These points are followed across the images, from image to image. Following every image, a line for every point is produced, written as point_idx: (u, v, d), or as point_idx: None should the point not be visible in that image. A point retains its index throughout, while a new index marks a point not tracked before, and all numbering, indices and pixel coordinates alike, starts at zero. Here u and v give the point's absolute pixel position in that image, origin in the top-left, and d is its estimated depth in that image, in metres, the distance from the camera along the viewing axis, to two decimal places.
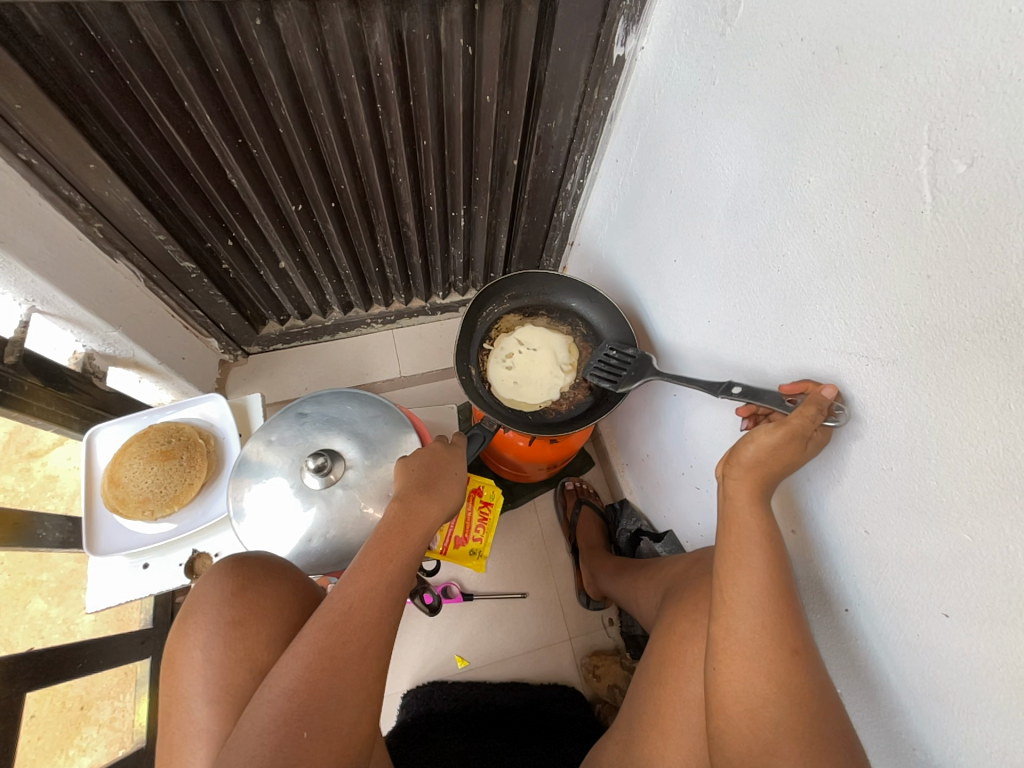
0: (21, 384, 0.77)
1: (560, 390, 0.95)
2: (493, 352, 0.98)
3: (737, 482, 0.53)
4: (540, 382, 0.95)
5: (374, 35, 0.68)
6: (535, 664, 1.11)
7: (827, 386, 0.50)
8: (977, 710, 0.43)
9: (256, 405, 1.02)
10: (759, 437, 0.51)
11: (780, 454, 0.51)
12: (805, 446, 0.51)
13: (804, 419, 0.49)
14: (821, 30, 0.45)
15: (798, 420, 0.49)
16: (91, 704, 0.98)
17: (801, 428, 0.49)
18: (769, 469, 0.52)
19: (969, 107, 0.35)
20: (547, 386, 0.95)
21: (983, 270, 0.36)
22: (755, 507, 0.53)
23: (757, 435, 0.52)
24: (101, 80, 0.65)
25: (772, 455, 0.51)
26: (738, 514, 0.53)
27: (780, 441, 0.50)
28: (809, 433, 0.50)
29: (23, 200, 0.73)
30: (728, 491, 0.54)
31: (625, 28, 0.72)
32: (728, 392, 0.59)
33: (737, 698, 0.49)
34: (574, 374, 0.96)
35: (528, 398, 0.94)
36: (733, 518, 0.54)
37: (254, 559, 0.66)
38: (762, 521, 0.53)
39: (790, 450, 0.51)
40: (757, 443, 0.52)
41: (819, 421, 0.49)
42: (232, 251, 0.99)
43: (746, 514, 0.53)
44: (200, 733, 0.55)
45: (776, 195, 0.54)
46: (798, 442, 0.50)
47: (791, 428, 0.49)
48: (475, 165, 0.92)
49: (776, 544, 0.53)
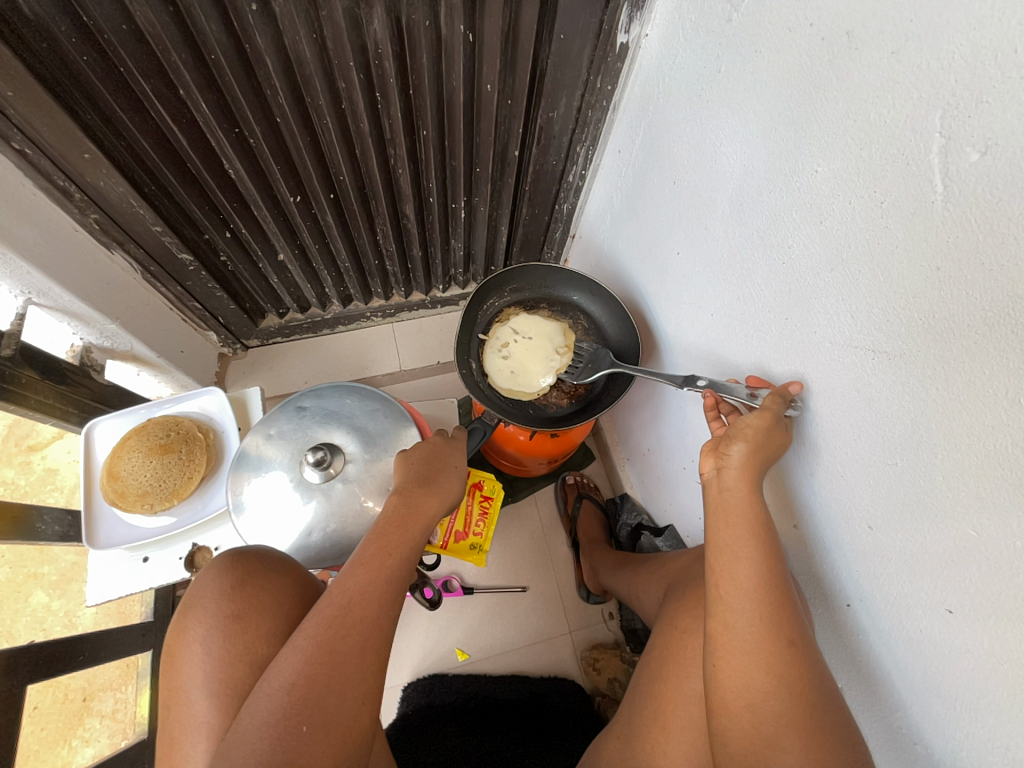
0: (18, 377, 0.76)
1: (556, 375, 0.93)
2: (488, 342, 0.97)
3: (734, 477, 0.54)
4: (537, 368, 0.94)
5: (372, 22, 0.67)
6: (535, 657, 1.11)
7: (793, 383, 0.56)
8: (979, 706, 0.43)
9: (255, 399, 1.01)
10: (750, 424, 0.53)
11: (772, 439, 0.54)
12: (786, 431, 0.55)
13: (776, 404, 0.54)
14: (831, 15, 0.44)
15: (772, 405, 0.54)
16: (93, 696, 0.99)
17: (775, 413, 0.54)
18: (764, 456, 0.54)
19: (985, 93, 0.34)
20: (544, 372, 0.93)
21: (995, 261, 0.35)
22: (752, 499, 0.53)
23: (748, 422, 0.54)
24: (94, 67, 0.64)
25: (765, 440, 0.53)
26: (732, 506, 0.53)
27: (768, 426, 0.53)
28: (783, 419, 0.55)
29: (17, 191, 0.72)
30: (723, 486, 0.54)
31: (629, 14, 0.70)
32: (693, 383, 0.65)
33: (737, 693, 0.49)
34: (569, 356, 0.94)
35: (526, 386, 0.94)
36: (727, 510, 0.53)
37: (253, 552, 0.65)
38: (760, 512, 0.53)
39: (779, 435, 0.54)
40: (751, 429, 0.53)
41: (785, 408, 0.55)
42: (230, 243, 0.99)
43: (739, 509, 0.53)
44: (201, 727, 0.55)
45: (782, 185, 0.53)
46: (779, 428, 0.54)
47: (771, 413, 0.54)
48: (476, 156, 0.91)
49: (772, 538, 0.53)
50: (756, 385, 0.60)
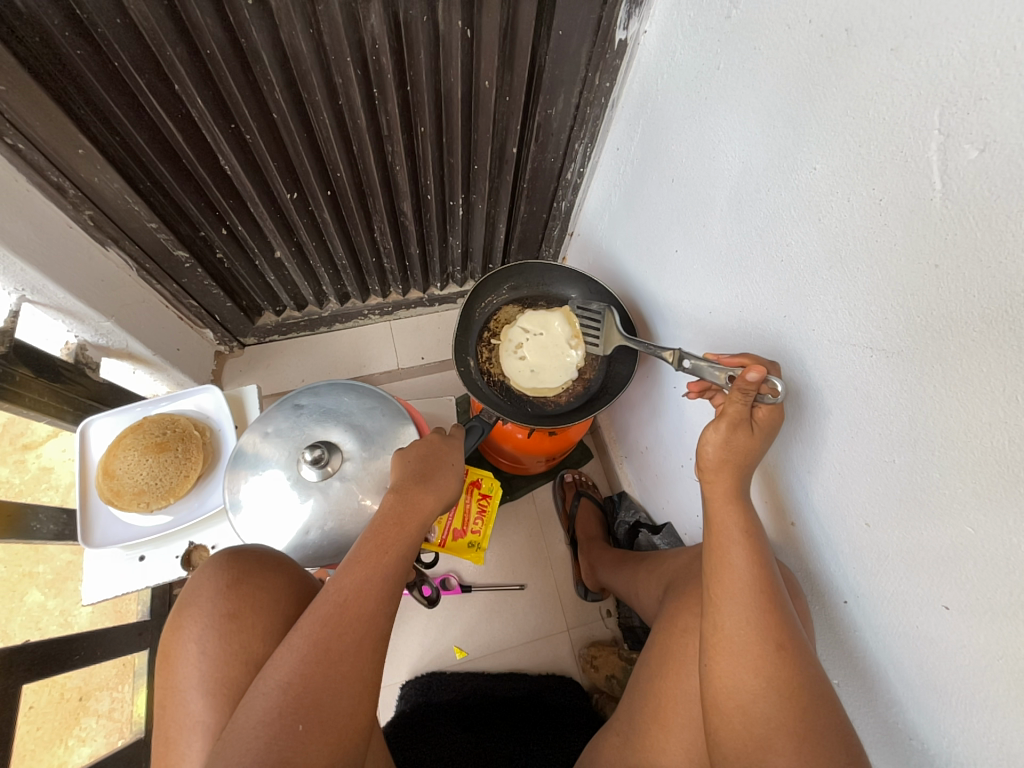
0: (12, 375, 0.75)
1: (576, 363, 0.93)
2: (502, 346, 0.96)
3: (716, 479, 0.55)
4: (554, 363, 0.92)
5: (370, 17, 0.66)
6: (534, 655, 1.11)
7: (749, 372, 0.50)
8: (974, 701, 0.43)
9: (252, 397, 1.00)
10: (708, 441, 0.54)
11: (734, 447, 0.54)
12: (751, 429, 0.54)
13: (736, 407, 0.52)
14: (830, 12, 0.44)
15: (732, 409, 0.53)
16: (89, 696, 0.98)
17: (737, 417, 0.53)
18: (734, 463, 0.55)
19: (984, 90, 0.34)
20: (561, 367, 0.93)
21: (993, 259, 0.35)
22: (732, 501, 0.55)
23: (707, 435, 0.55)
24: (87, 62, 0.63)
25: (730, 451, 0.54)
26: (717, 510, 0.55)
27: (728, 433, 0.54)
28: (748, 417, 0.54)
29: (11, 186, 0.72)
30: (707, 490, 0.56)
31: (628, 11, 0.70)
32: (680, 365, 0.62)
33: (728, 693, 0.50)
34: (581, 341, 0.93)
35: (548, 382, 0.93)
36: (714, 516, 0.55)
37: (249, 551, 0.65)
38: (744, 513, 0.55)
39: (742, 441, 0.54)
40: (711, 442, 0.54)
41: (751, 402, 0.52)
42: (226, 240, 0.98)
43: (723, 510, 0.55)
44: (196, 726, 0.55)
45: (781, 183, 0.53)
46: (745, 428, 0.54)
47: (731, 419, 0.53)
48: (474, 153, 0.91)
49: (757, 539, 0.54)
50: (733, 364, 0.56)
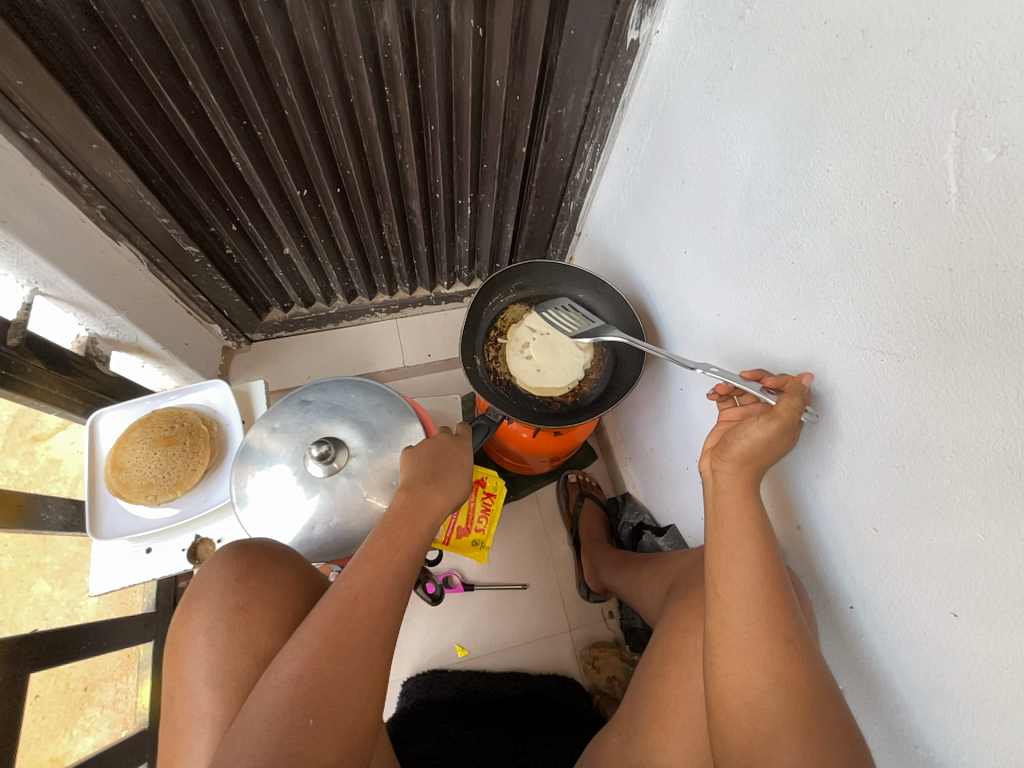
0: (24, 366, 0.76)
1: (583, 366, 0.95)
2: (508, 344, 0.97)
3: (729, 477, 0.55)
4: (560, 364, 0.94)
5: (383, 15, 0.66)
6: (536, 654, 1.11)
7: (805, 376, 0.53)
8: (983, 710, 0.43)
9: (259, 392, 1.01)
10: (751, 435, 0.53)
11: (772, 448, 0.53)
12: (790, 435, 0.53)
13: (790, 410, 0.51)
14: (845, 14, 0.44)
15: (785, 410, 0.51)
16: (93, 686, 0.99)
17: (787, 420, 0.51)
18: (760, 461, 0.54)
19: (1002, 93, 0.34)
20: (567, 369, 0.95)
21: (1008, 264, 0.35)
22: (743, 503, 0.55)
23: (751, 429, 0.53)
24: (104, 58, 0.64)
25: (763, 451, 0.54)
26: (727, 510, 0.55)
27: (772, 434, 0.52)
28: (795, 424, 0.52)
29: (24, 179, 0.72)
30: (719, 486, 0.56)
31: (640, 11, 0.70)
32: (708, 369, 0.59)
33: (735, 691, 0.49)
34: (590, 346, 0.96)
35: (554, 381, 0.94)
36: (725, 514, 0.55)
37: (257, 545, 0.65)
38: (754, 515, 0.54)
39: (779, 443, 0.53)
40: (750, 436, 0.53)
41: (801, 411, 0.52)
42: (236, 237, 0.99)
43: (734, 509, 0.54)
44: (203, 718, 0.55)
45: (793, 185, 0.53)
46: (786, 433, 0.52)
47: (781, 421, 0.51)
48: (484, 152, 0.91)
49: (766, 539, 0.53)
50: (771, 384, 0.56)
